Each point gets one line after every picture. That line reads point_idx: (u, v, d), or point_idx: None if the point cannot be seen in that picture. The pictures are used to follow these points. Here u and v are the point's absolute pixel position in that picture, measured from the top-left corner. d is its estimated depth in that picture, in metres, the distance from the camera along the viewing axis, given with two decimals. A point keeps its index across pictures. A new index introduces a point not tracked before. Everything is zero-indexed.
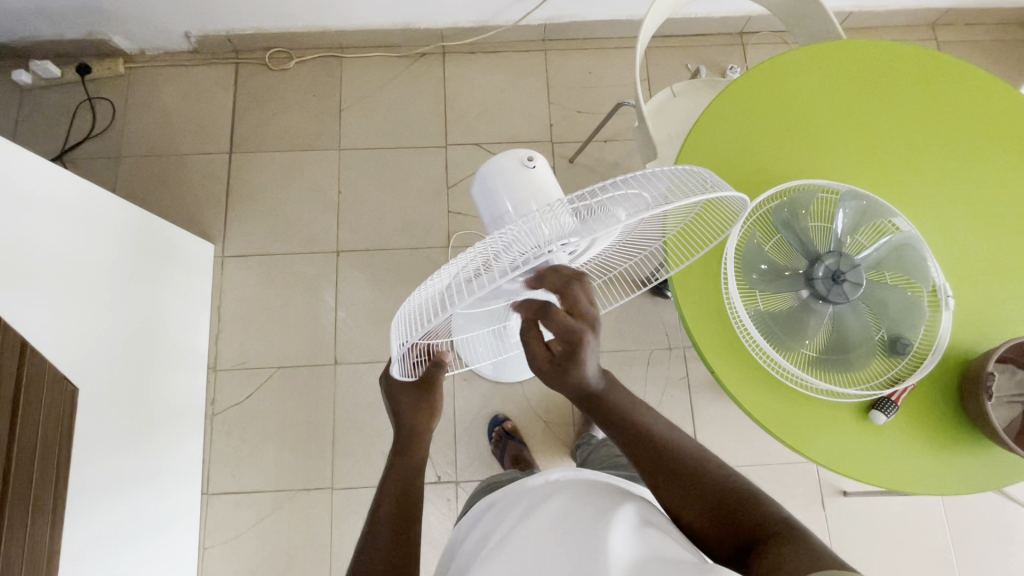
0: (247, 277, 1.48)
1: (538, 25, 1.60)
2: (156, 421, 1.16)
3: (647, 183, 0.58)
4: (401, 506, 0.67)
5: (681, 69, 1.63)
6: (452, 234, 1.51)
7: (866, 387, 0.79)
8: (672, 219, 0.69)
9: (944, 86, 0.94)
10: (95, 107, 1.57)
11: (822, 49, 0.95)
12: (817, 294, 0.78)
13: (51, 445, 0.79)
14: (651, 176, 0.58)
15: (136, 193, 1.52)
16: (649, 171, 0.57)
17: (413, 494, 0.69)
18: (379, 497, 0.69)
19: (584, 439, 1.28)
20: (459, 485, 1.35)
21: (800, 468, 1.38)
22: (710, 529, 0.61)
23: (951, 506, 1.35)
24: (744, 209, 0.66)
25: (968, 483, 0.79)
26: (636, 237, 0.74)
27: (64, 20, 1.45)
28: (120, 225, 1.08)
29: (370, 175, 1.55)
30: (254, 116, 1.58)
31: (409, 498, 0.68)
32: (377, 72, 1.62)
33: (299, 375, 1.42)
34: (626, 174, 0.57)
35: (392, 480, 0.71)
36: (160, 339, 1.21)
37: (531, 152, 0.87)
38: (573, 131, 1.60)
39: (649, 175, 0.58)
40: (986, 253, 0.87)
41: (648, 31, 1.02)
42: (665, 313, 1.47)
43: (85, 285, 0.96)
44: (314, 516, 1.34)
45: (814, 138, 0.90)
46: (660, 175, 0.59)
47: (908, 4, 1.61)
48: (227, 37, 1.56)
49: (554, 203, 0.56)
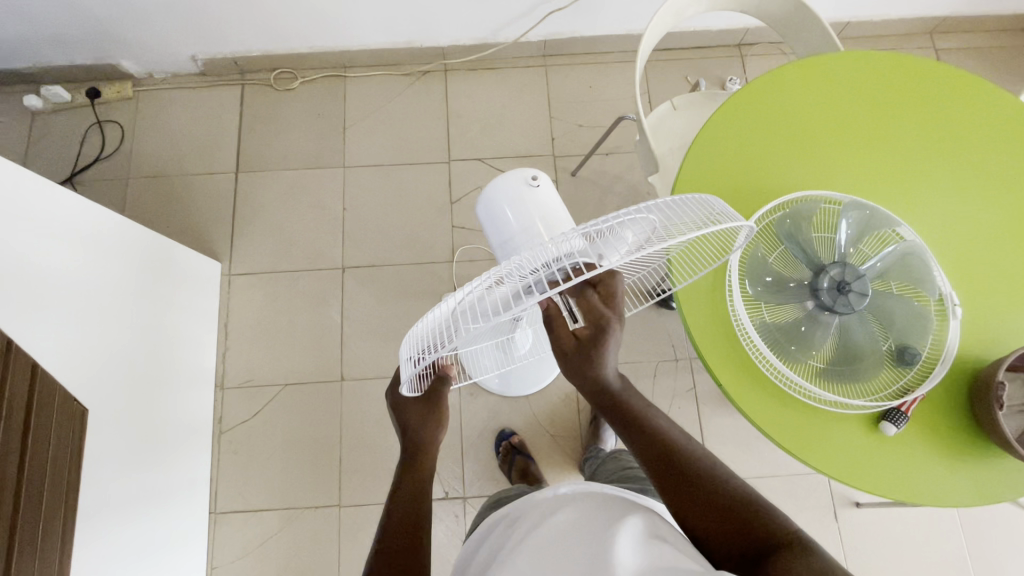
0: (254, 295, 1.49)
1: (537, 41, 1.62)
2: (164, 440, 1.17)
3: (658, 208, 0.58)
4: (407, 541, 0.65)
5: (681, 82, 1.65)
6: (456, 249, 1.52)
7: (875, 398, 0.79)
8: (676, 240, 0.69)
9: (942, 94, 0.94)
10: (104, 130, 1.59)
11: (818, 63, 0.95)
12: (822, 305, 0.77)
13: (61, 466, 0.79)
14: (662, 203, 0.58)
15: (143, 214, 1.54)
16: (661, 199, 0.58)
17: (420, 532, 0.66)
18: (384, 524, 0.67)
19: (592, 452, 1.27)
20: (467, 501, 1.34)
21: (811, 480, 1.36)
22: (718, 539, 0.61)
23: (967, 516, 1.33)
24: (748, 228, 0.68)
25: (981, 493, 0.78)
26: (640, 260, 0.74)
27: (75, 45, 1.48)
28: (127, 245, 1.09)
29: (375, 192, 1.57)
30: (260, 136, 1.60)
31: (415, 531, 0.66)
32: (380, 91, 1.65)
33: (307, 392, 1.42)
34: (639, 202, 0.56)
35: (398, 509, 0.68)
36: (169, 358, 1.22)
37: (535, 170, 0.88)
38: (574, 145, 1.62)
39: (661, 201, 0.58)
40: (992, 261, 0.87)
41: (648, 47, 1.03)
42: (671, 324, 1.47)
43: (95, 305, 0.97)
44: (322, 534, 1.33)
45: (814, 151, 0.90)
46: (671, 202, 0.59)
47: (905, 14, 1.62)
48: (233, 59, 1.59)
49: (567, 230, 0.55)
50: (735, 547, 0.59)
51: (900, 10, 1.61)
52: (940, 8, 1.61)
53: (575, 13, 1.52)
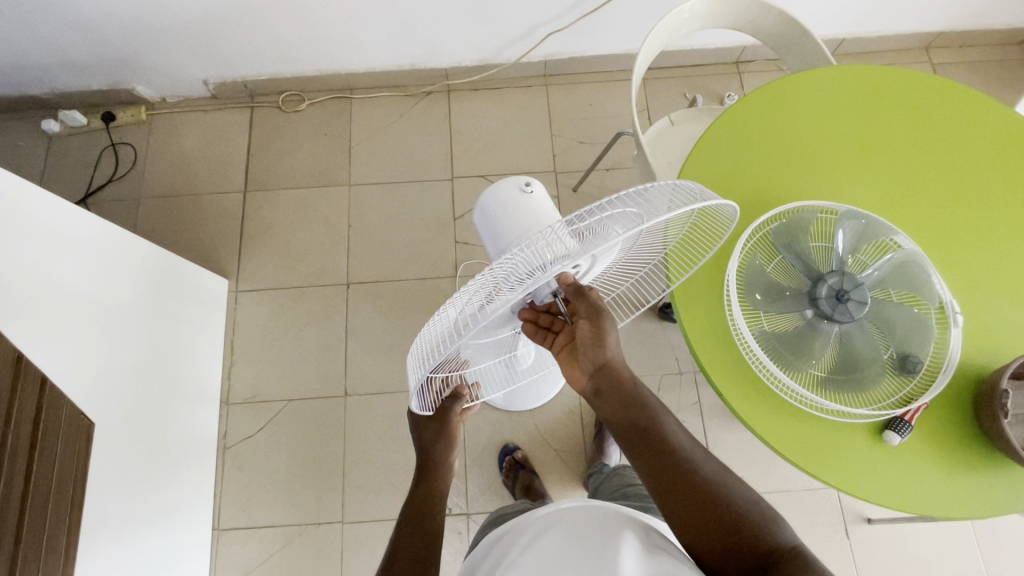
0: (259, 311, 1.51)
1: (538, 62, 1.66)
2: (170, 454, 1.17)
3: (642, 197, 0.60)
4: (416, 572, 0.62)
5: (679, 98, 1.68)
6: (459, 264, 1.54)
7: (878, 407, 0.78)
8: (676, 218, 0.71)
9: (939, 106, 0.96)
10: (119, 152, 1.64)
11: (814, 76, 0.97)
12: (821, 313, 0.78)
13: (67, 479, 0.80)
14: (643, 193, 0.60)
15: (154, 232, 1.58)
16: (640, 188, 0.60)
17: (430, 558, 0.65)
18: (393, 552, 0.66)
19: (595, 467, 1.26)
20: (470, 517, 1.33)
21: (821, 495, 1.34)
22: (717, 552, 0.60)
23: (983, 532, 1.29)
24: (736, 215, 0.70)
25: (992, 503, 0.77)
26: (638, 248, 0.78)
27: (92, 71, 1.54)
28: (137, 261, 1.11)
29: (380, 209, 1.59)
30: (268, 156, 1.64)
31: (423, 562, 0.64)
32: (386, 111, 1.69)
33: (310, 408, 1.43)
34: (618, 193, 0.58)
35: (406, 537, 0.67)
36: (176, 373, 1.23)
37: (529, 176, 0.87)
38: (575, 161, 1.64)
39: (641, 189, 0.60)
40: (991, 268, 0.86)
41: (642, 66, 1.06)
42: (674, 337, 1.46)
43: (106, 320, 1.00)
44: (324, 551, 1.32)
45: (812, 163, 0.91)
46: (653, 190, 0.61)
47: (900, 29, 1.64)
48: (243, 83, 1.64)
49: (552, 226, 0.58)
50: (735, 558, 0.59)
51: (894, 26, 1.63)
52: (935, 23, 1.63)
53: (574, 33, 1.55)
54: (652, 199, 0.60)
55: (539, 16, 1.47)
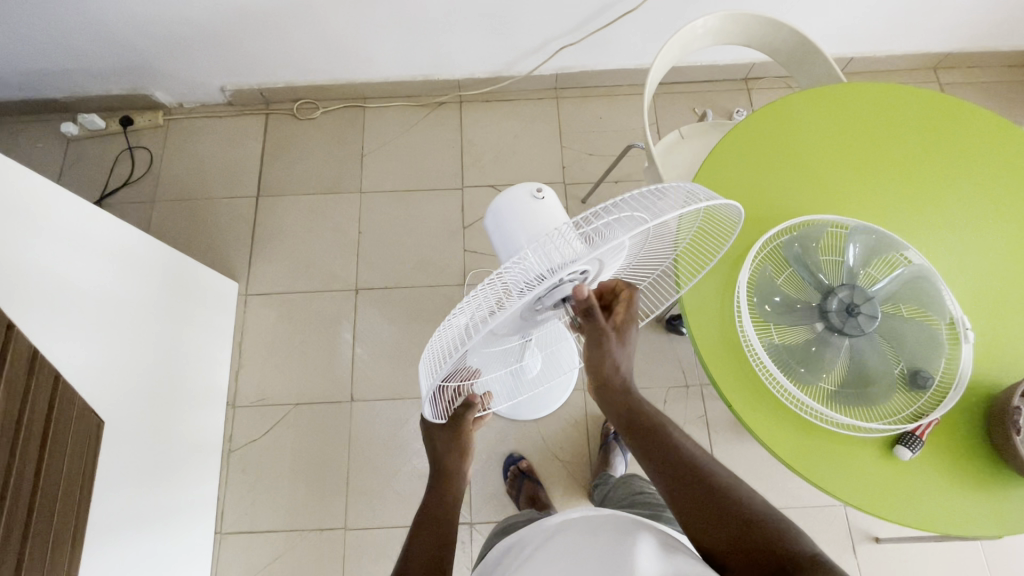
0: (269, 315, 1.52)
1: (550, 75, 1.68)
2: (176, 455, 1.17)
3: (646, 201, 0.62)
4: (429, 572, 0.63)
5: (688, 113, 1.70)
6: (467, 272, 1.55)
7: (888, 421, 0.78)
8: (684, 217, 0.72)
9: (950, 128, 0.96)
10: (135, 155, 1.67)
11: (824, 94, 0.98)
12: (831, 327, 0.78)
13: (75, 476, 0.80)
14: (645, 197, 0.62)
15: (167, 234, 1.60)
16: (640, 192, 0.61)
17: (443, 561, 0.65)
18: (407, 555, 0.66)
19: (601, 478, 1.25)
20: (473, 527, 1.32)
21: (828, 511, 1.32)
22: (732, 547, 0.59)
23: (992, 553, 1.28)
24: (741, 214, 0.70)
25: (1003, 522, 0.76)
26: (648, 253, 0.79)
27: (112, 76, 1.57)
28: (151, 262, 1.12)
29: (390, 216, 1.61)
30: (281, 162, 1.67)
31: (437, 565, 0.64)
32: (398, 120, 1.71)
33: (316, 412, 1.43)
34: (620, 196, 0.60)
35: (421, 541, 0.67)
36: (184, 374, 1.23)
37: (541, 183, 0.89)
38: (585, 173, 1.66)
39: (641, 194, 0.62)
40: (1001, 284, 0.87)
41: (654, 80, 1.07)
42: (681, 349, 1.46)
43: (118, 317, 1.01)
44: (325, 557, 1.31)
45: (821, 177, 0.92)
46: (654, 196, 0.62)
47: (908, 49, 1.66)
48: (259, 90, 1.67)
49: (559, 230, 0.59)
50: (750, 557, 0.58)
51: (903, 45, 1.65)
52: (943, 44, 1.65)
53: (585, 47, 1.57)
54: (655, 204, 0.61)
55: (551, 31, 1.49)
